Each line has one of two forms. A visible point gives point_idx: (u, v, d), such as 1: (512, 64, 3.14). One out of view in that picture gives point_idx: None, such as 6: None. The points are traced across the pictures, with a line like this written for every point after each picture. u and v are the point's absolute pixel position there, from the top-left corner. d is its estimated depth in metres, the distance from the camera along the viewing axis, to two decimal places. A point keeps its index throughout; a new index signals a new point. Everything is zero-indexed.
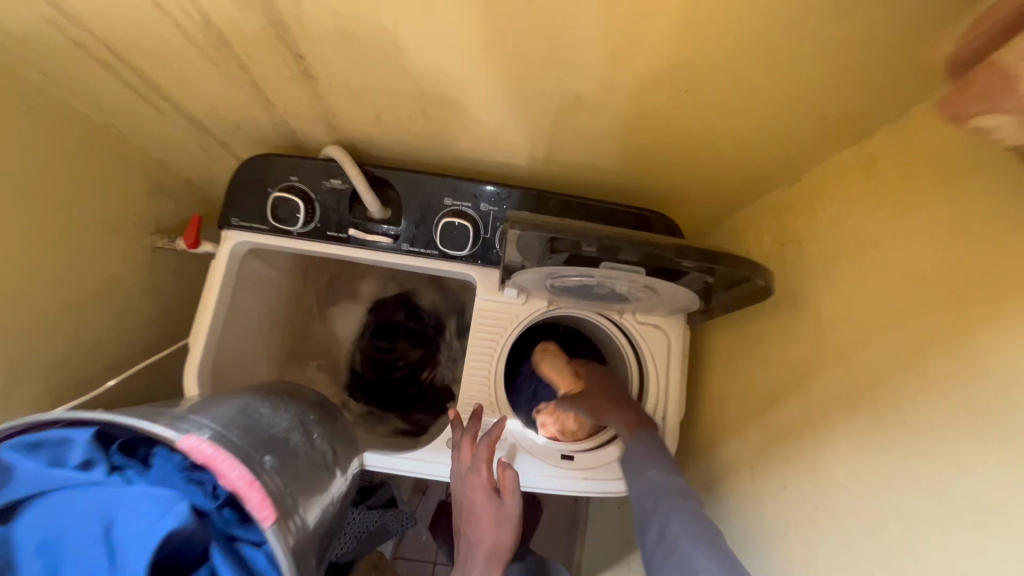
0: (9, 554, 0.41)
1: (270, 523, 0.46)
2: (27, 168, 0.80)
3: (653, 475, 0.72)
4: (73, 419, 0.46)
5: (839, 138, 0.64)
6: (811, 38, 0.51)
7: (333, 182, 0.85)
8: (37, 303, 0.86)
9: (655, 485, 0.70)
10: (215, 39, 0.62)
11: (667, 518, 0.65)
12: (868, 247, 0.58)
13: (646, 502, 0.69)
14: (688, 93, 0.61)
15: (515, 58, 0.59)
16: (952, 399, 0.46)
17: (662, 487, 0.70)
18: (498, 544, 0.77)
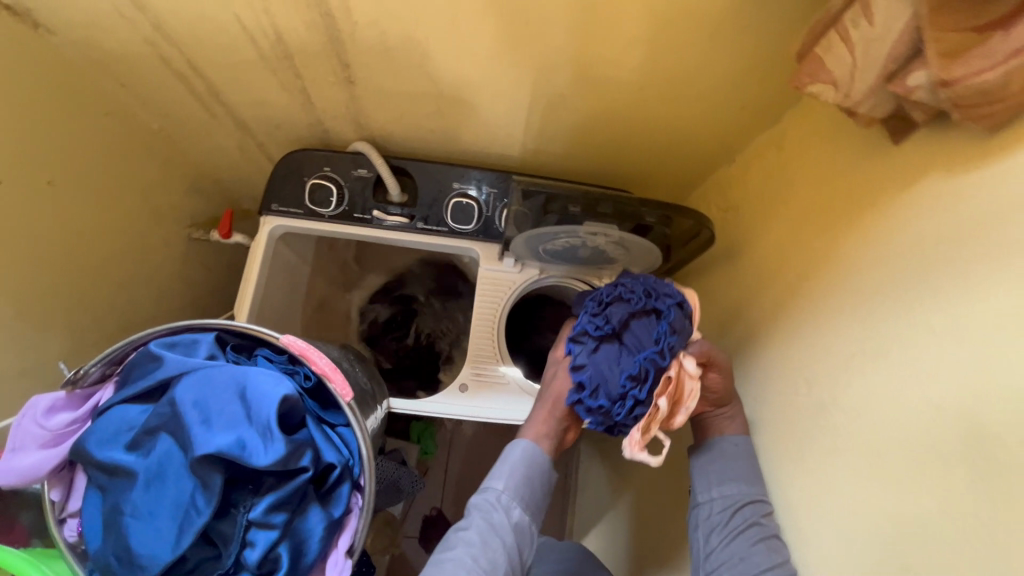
0: (168, 412, 0.56)
1: (350, 398, 0.62)
2: (101, 162, 0.95)
3: (736, 489, 0.68)
4: (199, 325, 0.62)
5: (759, 124, 0.85)
6: (728, 47, 0.71)
7: (360, 171, 1.03)
8: (101, 278, 1.00)
9: (735, 499, 0.68)
10: (280, 51, 0.80)
11: (741, 540, 0.65)
12: (782, 199, 0.78)
13: (724, 528, 0.67)
14: (643, 90, 0.81)
15: (514, 65, 0.79)
16: (827, 293, 0.65)
17: (745, 508, 0.67)
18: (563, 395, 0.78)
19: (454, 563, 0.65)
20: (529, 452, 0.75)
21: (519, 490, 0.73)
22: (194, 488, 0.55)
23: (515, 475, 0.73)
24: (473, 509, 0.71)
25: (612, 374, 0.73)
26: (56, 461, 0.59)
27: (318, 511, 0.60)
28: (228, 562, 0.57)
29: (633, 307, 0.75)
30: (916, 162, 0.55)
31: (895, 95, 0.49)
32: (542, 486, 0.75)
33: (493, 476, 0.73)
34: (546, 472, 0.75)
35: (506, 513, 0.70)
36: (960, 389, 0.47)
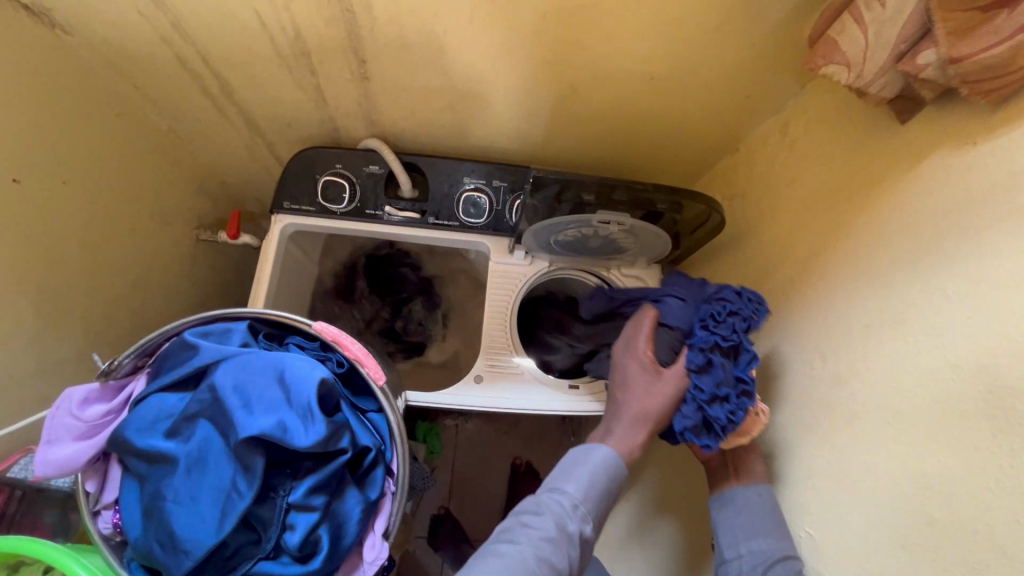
0: (207, 398, 0.57)
1: (383, 381, 0.63)
2: (113, 162, 0.96)
3: (764, 543, 0.65)
4: (231, 315, 0.63)
5: (763, 112, 0.88)
6: (735, 37, 0.74)
7: (371, 168, 1.04)
8: (113, 279, 1.00)
9: (766, 555, 0.64)
10: (298, 47, 0.81)
11: None
12: (788, 183, 0.81)
13: None
14: (653, 81, 0.84)
15: (526, 58, 0.81)
16: (838, 269, 0.68)
17: (777, 564, 0.63)
18: (650, 411, 0.71)
19: (515, 561, 0.55)
20: (608, 461, 0.67)
21: (592, 500, 0.64)
22: (235, 471, 0.56)
23: (591, 483, 0.64)
24: (541, 509, 0.61)
25: (724, 382, 0.71)
26: (91, 452, 0.60)
27: (355, 493, 0.61)
28: (268, 546, 0.57)
29: (736, 311, 0.74)
30: (923, 139, 0.58)
31: (904, 75, 0.52)
32: (612, 502, 0.66)
33: (568, 479, 0.64)
34: (620, 486, 0.66)
35: (578, 526, 0.61)
36: (974, 347, 0.50)
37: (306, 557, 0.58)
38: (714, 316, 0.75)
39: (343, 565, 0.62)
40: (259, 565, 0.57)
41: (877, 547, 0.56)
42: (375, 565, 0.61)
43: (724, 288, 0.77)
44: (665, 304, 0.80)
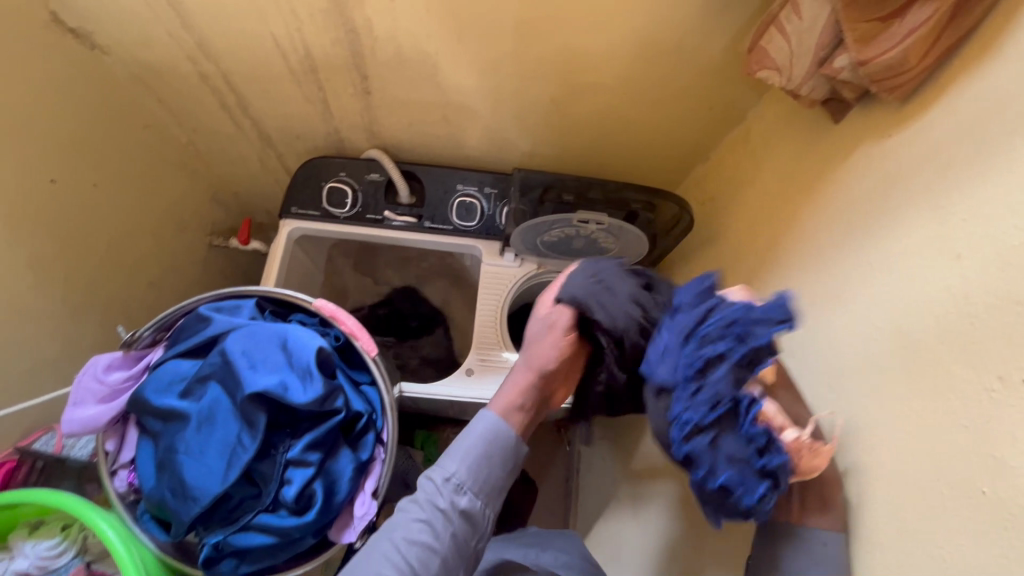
0: (217, 361, 0.64)
1: (375, 353, 0.70)
2: (139, 169, 1.05)
3: None
4: (241, 292, 0.70)
5: (728, 122, 0.96)
6: (694, 52, 0.83)
7: (372, 175, 1.12)
8: (134, 276, 1.08)
9: None
10: (307, 65, 0.92)
11: None
12: (750, 184, 0.89)
13: None
14: (625, 94, 0.93)
15: (509, 74, 0.90)
16: (791, 257, 0.74)
17: None
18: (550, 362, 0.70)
19: (388, 556, 0.57)
20: (493, 429, 0.66)
21: (472, 473, 0.63)
22: (239, 429, 0.62)
23: (473, 457, 0.63)
24: (415, 495, 0.62)
25: (738, 460, 0.54)
26: (113, 414, 0.67)
27: (348, 453, 0.67)
28: (268, 499, 0.63)
29: (723, 352, 0.55)
30: (851, 136, 0.66)
31: (826, 78, 0.61)
32: (504, 469, 0.66)
33: (447, 456, 0.64)
34: (512, 453, 0.66)
35: (452, 501, 0.62)
36: (887, 310, 0.56)
37: (302, 509, 0.64)
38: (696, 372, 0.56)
39: (336, 523, 0.68)
40: (259, 517, 0.63)
41: None
42: (364, 520, 0.66)
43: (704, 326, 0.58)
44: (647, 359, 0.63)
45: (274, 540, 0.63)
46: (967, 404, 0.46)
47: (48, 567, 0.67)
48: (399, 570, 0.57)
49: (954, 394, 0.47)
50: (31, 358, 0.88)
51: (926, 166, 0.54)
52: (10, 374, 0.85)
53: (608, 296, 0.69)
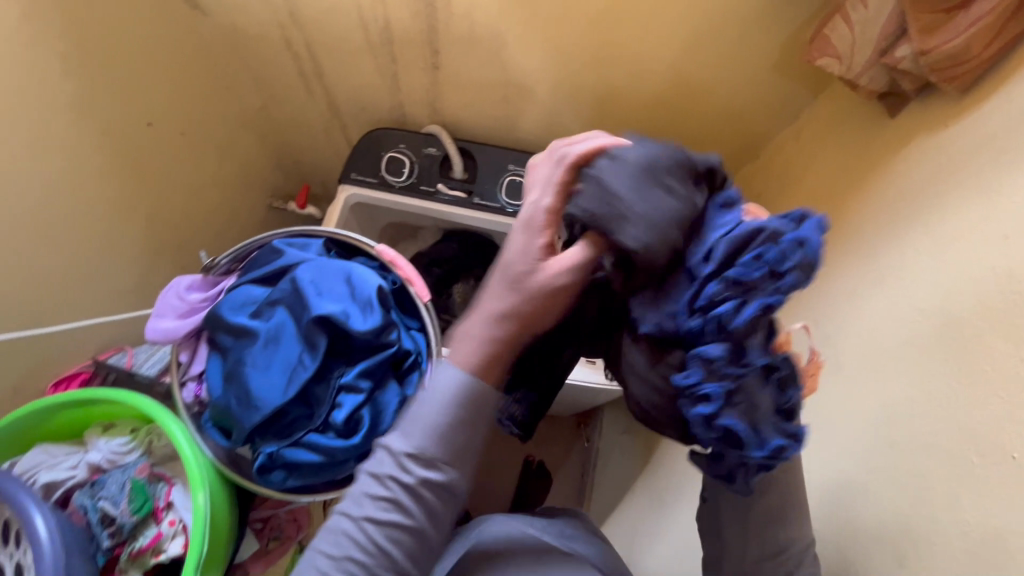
0: (287, 288, 0.69)
1: (427, 299, 0.74)
2: (221, 126, 1.14)
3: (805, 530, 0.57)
4: (311, 231, 0.76)
5: (780, 119, 0.98)
6: (755, 47, 0.87)
7: (430, 149, 1.18)
8: (205, 223, 1.17)
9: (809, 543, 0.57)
10: (384, 37, 0.98)
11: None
12: (799, 179, 0.91)
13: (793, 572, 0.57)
14: (681, 86, 0.96)
15: (572, 58, 0.95)
16: (837, 246, 0.76)
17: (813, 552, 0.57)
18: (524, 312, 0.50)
19: (348, 534, 0.48)
20: (463, 389, 0.50)
21: (446, 441, 0.50)
22: (301, 350, 0.68)
23: (442, 422, 0.50)
24: (374, 466, 0.50)
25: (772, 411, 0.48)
26: (189, 327, 0.73)
27: (395, 387, 0.72)
28: (319, 419, 0.68)
29: (766, 298, 0.45)
30: (905, 129, 0.68)
31: (884, 68, 0.63)
32: (484, 427, 0.52)
33: (408, 426, 0.50)
34: (489, 403, 0.51)
35: (418, 477, 0.49)
36: (926, 292, 0.58)
37: (348, 432, 0.69)
38: (739, 328, 0.45)
39: None
40: (309, 434, 0.68)
41: (847, 476, 0.62)
42: None
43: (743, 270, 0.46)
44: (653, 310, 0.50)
45: (320, 459, 0.68)
46: (1000, 375, 0.48)
47: (118, 462, 0.73)
48: (365, 553, 0.48)
49: (981, 367, 0.50)
50: (111, 284, 0.96)
51: (980, 152, 0.56)
52: (98, 294, 0.94)
53: (674, 211, 0.49)
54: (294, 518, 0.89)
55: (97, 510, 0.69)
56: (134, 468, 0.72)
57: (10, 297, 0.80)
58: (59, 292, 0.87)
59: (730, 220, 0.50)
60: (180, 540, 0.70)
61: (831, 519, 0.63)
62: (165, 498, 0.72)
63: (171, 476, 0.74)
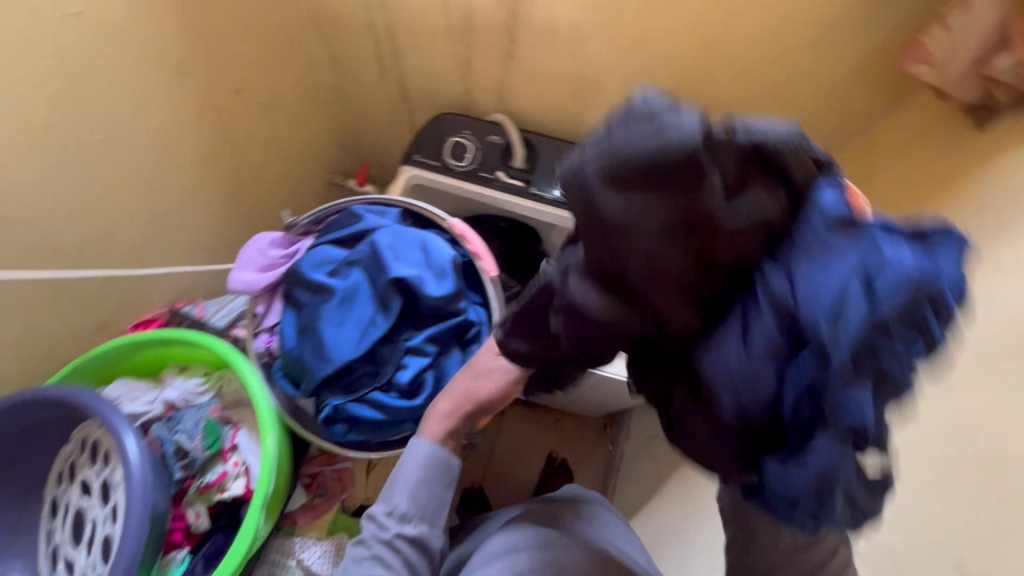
0: (365, 250, 0.73)
1: (494, 274, 0.75)
2: (298, 100, 1.19)
3: None
4: (388, 200, 0.79)
5: (853, 128, 0.97)
6: (837, 54, 0.87)
7: (492, 138, 1.19)
8: (274, 191, 1.21)
9: None
10: (466, 23, 1.02)
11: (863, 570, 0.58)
12: (869, 187, 0.90)
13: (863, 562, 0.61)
14: (755, 89, 0.97)
15: (649, 56, 0.97)
16: None
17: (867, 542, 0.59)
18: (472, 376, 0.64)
19: None
20: (427, 459, 0.62)
21: (414, 500, 0.60)
22: (375, 310, 0.71)
23: (411, 486, 0.60)
24: (361, 532, 0.60)
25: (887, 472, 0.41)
26: (270, 280, 0.77)
27: (457, 354, 0.74)
28: (384, 377, 0.71)
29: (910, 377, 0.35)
30: (996, 140, 0.67)
31: (981, 77, 0.63)
32: (446, 487, 0.62)
33: (390, 488, 0.61)
34: (453, 472, 0.63)
35: (394, 532, 0.59)
36: (1011, 308, 0.59)
37: (411, 393, 0.71)
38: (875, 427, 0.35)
39: None
40: (374, 392, 0.71)
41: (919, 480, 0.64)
42: None
43: (904, 357, 0.34)
44: (759, 390, 0.39)
45: (381, 417, 0.71)
46: None
47: (191, 402, 0.79)
48: None
49: None
50: (188, 237, 1.01)
51: None
52: (176, 245, 0.99)
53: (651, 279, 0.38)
54: (340, 477, 0.92)
55: (172, 442, 0.74)
56: (208, 408, 0.77)
57: (103, 237, 0.85)
58: (144, 240, 0.92)
59: (869, 253, 0.33)
60: (243, 481, 0.74)
61: (898, 519, 0.65)
62: (231, 441, 0.76)
63: (237, 420, 0.78)
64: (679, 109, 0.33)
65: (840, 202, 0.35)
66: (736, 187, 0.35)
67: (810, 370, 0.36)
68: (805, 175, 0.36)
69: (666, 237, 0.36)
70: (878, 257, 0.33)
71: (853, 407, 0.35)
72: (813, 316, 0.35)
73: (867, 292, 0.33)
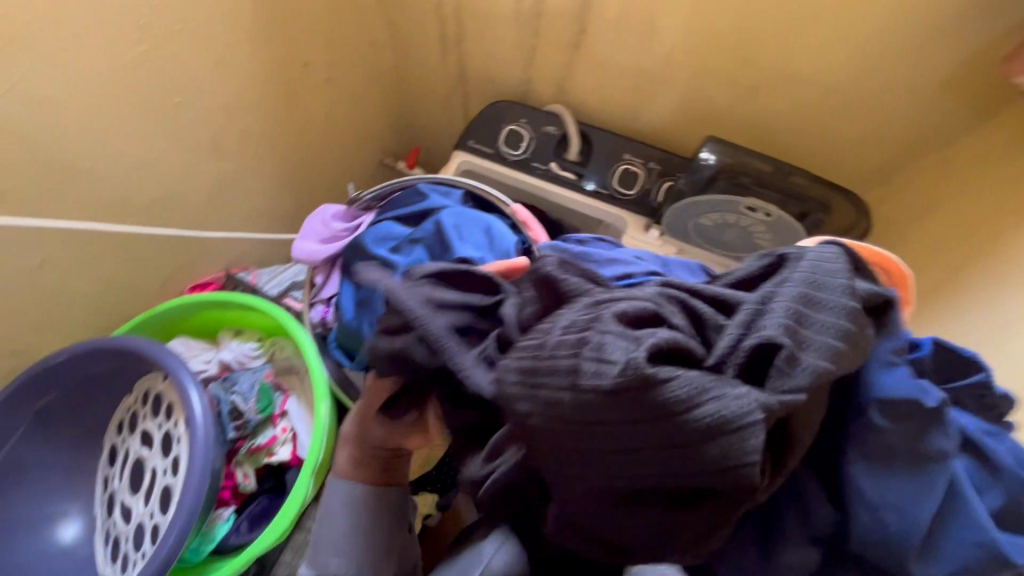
0: (430, 229, 0.73)
1: None
2: (361, 79, 1.19)
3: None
4: (453, 182, 0.79)
5: (935, 143, 0.91)
6: (926, 62, 0.84)
7: (548, 128, 1.14)
8: (326, 170, 1.20)
9: None
10: (537, 8, 1.02)
11: None
12: (951, 202, 0.83)
13: None
14: (832, 96, 0.93)
15: (722, 52, 0.94)
16: (1002, 272, 0.68)
17: None
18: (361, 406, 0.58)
19: None
20: (348, 503, 0.54)
21: (342, 552, 0.53)
22: None
23: (340, 540, 0.53)
24: None
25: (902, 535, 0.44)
26: (332, 253, 0.78)
27: None
28: None
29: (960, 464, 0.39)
30: None
31: None
32: (383, 521, 0.54)
33: (314, 547, 0.54)
34: (386, 502, 0.55)
35: None
36: None
37: None
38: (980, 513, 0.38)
39: None
40: None
41: None
42: None
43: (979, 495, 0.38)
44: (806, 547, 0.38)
45: None
46: None
47: (246, 364, 0.81)
48: None
49: None
50: (237, 209, 1.01)
51: None
52: (223, 216, 0.98)
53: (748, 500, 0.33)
54: None
55: (228, 403, 0.76)
56: (263, 372, 0.80)
57: (155, 194, 0.85)
58: (195, 204, 0.92)
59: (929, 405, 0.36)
60: (290, 448, 0.75)
61: None
62: (282, 407, 0.78)
63: (288, 387, 0.80)
64: (612, 352, 0.33)
65: (895, 382, 0.37)
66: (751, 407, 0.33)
67: (902, 538, 0.35)
68: (840, 369, 0.35)
69: (675, 484, 0.34)
70: (935, 417, 0.36)
71: (949, 557, 0.36)
72: (896, 497, 0.36)
73: (948, 463, 0.36)
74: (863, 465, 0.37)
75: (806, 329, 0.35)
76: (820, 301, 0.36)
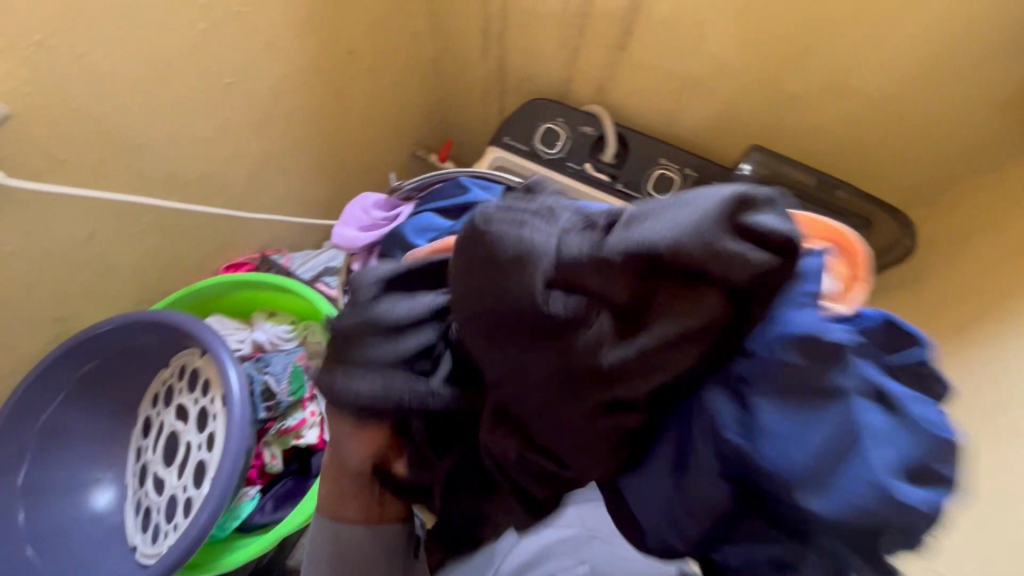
0: (471, 223, 0.72)
1: None
2: (403, 69, 1.20)
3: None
4: (494, 177, 0.79)
5: (985, 163, 0.87)
6: (982, 80, 0.82)
7: (586, 128, 1.13)
8: (360, 158, 1.20)
9: None
10: (584, 7, 1.01)
11: None
12: (995, 222, 0.79)
13: None
14: (882, 110, 0.91)
15: (770, 60, 0.93)
16: None
17: None
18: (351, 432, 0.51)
19: None
20: (341, 554, 0.50)
21: None
22: None
23: None
24: None
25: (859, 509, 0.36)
26: (369, 242, 0.78)
27: None
28: None
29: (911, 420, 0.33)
30: None
31: None
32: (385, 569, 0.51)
33: None
34: (386, 551, 0.51)
35: None
36: None
37: None
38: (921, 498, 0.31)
39: None
40: None
41: None
42: None
43: (888, 451, 0.31)
44: (710, 483, 0.34)
45: None
46: None
47: (279, 346, 0.82)
48: None
49: None
50: (270, 192, 1.01)
51: None
52: (254, 198, 0.98)
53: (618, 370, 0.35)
54: None
55: (261, 382, 0.77)
56: (296, 355, 0.80)
57: (189, 172, 0.85)
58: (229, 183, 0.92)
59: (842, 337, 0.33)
60: (317, 432, 0.78)
61: None
62: (312, 391, 0.79)
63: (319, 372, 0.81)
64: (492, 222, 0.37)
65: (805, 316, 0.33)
66: (594, 279, 0.35)
67: (795, 467, 0.31)
68: (706, 262, 0.33)
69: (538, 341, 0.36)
70: (843, 353, 0.33)
71: (843, 490, 0.30)
72: (792, 430, 0.32)
73: (850, 402, 0.32)
74: (732, 378, 0.35)
75: (668, 214, 0.35)
76: (687, 205, 0.34)
